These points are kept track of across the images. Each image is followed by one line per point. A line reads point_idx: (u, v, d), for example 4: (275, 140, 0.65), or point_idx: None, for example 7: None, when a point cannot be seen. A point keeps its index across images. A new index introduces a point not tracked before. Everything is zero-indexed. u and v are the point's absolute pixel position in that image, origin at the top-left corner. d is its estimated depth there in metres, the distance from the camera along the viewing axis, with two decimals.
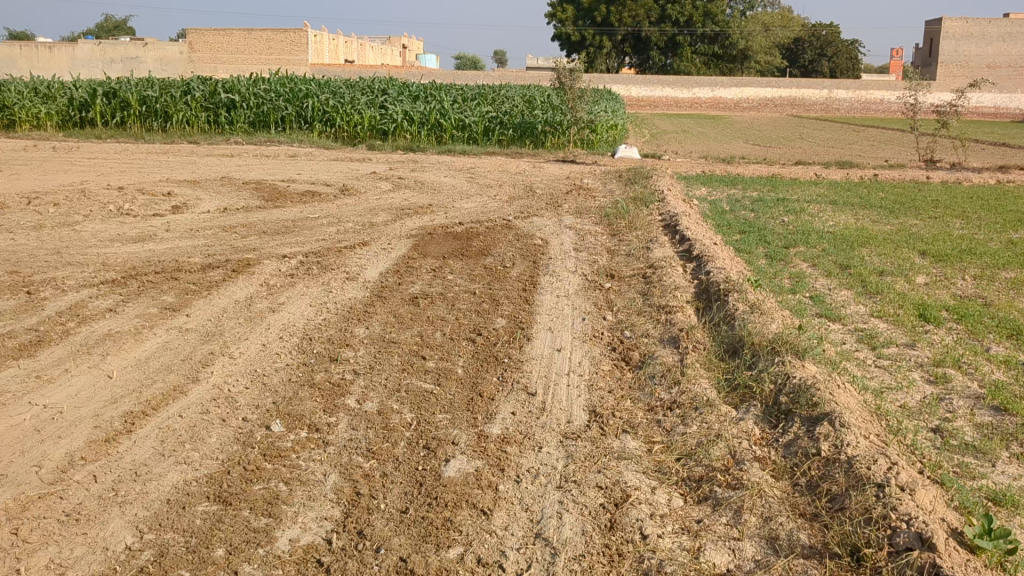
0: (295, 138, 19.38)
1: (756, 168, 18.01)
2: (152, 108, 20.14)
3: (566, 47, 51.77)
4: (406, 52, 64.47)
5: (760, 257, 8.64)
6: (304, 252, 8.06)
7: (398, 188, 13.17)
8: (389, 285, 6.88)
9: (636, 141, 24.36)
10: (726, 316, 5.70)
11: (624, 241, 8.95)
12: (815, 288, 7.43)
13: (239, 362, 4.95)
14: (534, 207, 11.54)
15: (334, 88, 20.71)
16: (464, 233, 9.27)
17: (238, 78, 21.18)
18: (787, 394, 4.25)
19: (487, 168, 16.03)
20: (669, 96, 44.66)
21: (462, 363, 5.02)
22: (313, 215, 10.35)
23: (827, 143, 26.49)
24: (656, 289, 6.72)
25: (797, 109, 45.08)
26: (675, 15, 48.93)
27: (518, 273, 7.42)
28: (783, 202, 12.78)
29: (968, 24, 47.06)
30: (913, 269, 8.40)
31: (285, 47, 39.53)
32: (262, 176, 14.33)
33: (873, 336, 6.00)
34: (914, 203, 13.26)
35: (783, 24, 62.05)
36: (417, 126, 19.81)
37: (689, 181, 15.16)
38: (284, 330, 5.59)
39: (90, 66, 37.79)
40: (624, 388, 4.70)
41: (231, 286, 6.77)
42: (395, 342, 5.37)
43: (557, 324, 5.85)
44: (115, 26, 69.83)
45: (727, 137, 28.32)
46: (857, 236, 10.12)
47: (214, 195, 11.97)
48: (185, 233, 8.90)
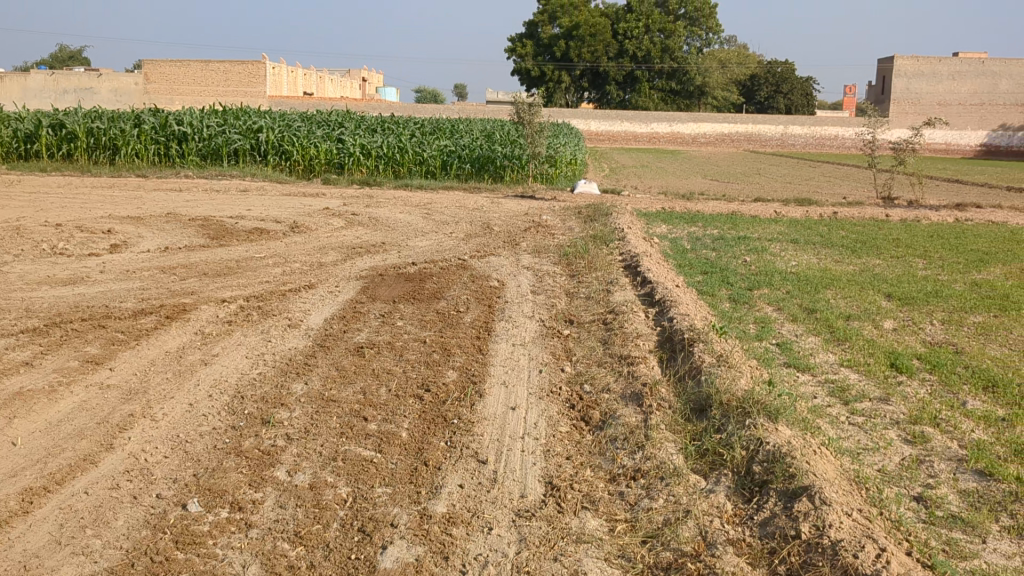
0: (247, 171, 18.85)
1: (716, 204, 17.82)
2: (100, 141, 19.52)
3: (526, 81, 52.13)
4: (366, 85, 64.21)
5: (723, 300, 8.34)
6: (245, 297, 7.59)
7: (350, 225, 12.72)
8: (333, 334, 6.44)
9: (596, 176, 24.20)
10: (692, 369, 5.35)
11: (583, 283, 8.61)
12: (782, 334, 7.13)
13: (160, 426, 4.48)
14: (490, 245, 11.19)
15: (289, 122, 20.33)
16: (416, 274, 8.86)
17: (190, 111, 20.69)
18: (761, 464, 3.90)
19: (444, 204, 15.66)
20: (628, 131, 44.84)
21: (408, 425, 4.59)
22: (258, 255, 9.88)
23: (784, 180, 26.53)
24: (617, 337, 6.36)
25: (754, 144, 45.45)
26: (633, 50, 49.50)
27: (471, 318, 7.03)
28: (743, 241, 12.58)
29: (919, 62, 47.88)
30: (880, 313, 8.16)
31: (243, 79, 38.94)
32: (210, 212, 13.78)
33: (845, 389, 5.69)
34: (875, 242, 13.12)
35: (740, 62, 62.88)
36: (373, 160, 19.45)
37: (649, 218, 14.92)
38: (214, 387, 5.13)
39: (43, 96, 37.26)
40: (584, 454, 4.32)
41: (162, 335, 6.29)
42: (335, 401, 4.93)
43: (513, 378, 5.45)
44: (69, 57, 68.83)
45: (687, 172, 28.28)
46: (820, 277, 9.89)
47: (156, 232, 11.45)
48: (120, 276, 8.37)
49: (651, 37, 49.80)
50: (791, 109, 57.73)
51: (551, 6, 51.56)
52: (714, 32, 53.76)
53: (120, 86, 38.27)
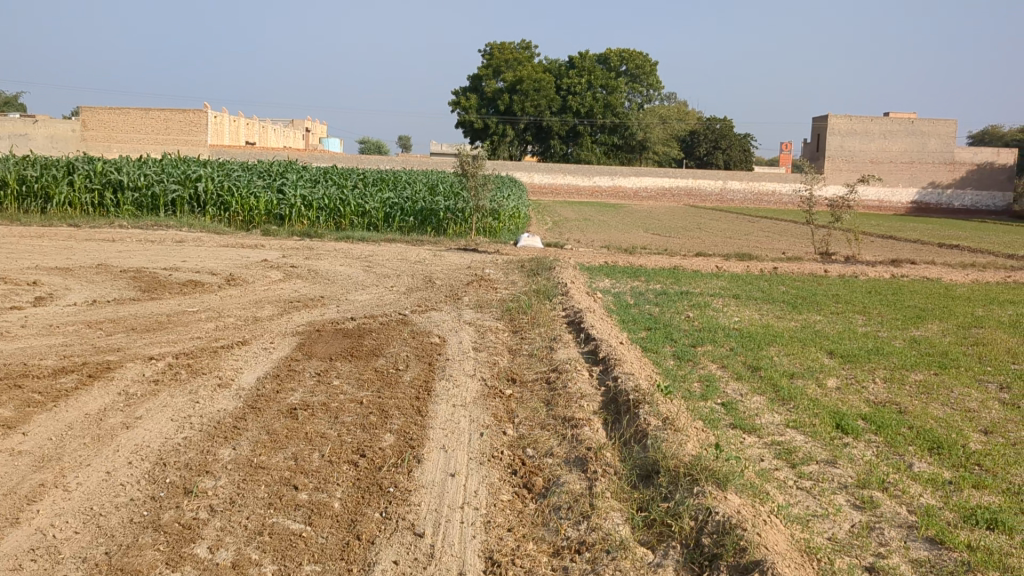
0: (184, 222, 18.46)
1: (658, 259, 17.88)
2: (31, 189, 19.00)
3: (470, 134, 52.38)
4: (309, 136, 63.99)
5: (668, 357, 8.24)
6: (174, 354, 7.28)
7: (289, 278, 12.45)
8: (266, 394, 6.17)
9: (539, 229, 24.20)
10: (638, 433, 5.20)
11: (526, 339, 8.47)
12: (727, 393, 7.03)
13: (73, 496, 4.18)
14: (431, 299, 11.01)
15: (228, 172, 20.03)
16: (355, 330, 8.62)
17: (127, 160, 20.26)
18: (710, 536, 3.77)
19: (386, 256, 15.46)
20: (570, 184, 45.23)
21: (340, 494, 4.35)
22: (191, 309, 9.56)
23: (725, 234, 26.83)
24: (561, 397, 6.19)
25: (694, 199, 46.14)
26: (576, 106, 50.33)
27: (411, 377, 6.80)
28: (686, 296, 12.56)
29: (852, 121, 49.27)
30: (822, 371, 8.12)
31: (183, 127, 38.51)
32: (144, 264, 13.38)
33: (791, 452, 5.59)
34: (815, 298, 13.20)
35: (680, 118, 64.08)
36: (315, 212, 19.22)
37: (593, 272, 14.88)
38: (135, 453, 4.83)
39: None
40: (526, 524, 4.13)
41: (82, 396, 5.95)
42: (263, 468, 4.67)
43: (453, 442, 5.23)
44: (6, 102, 67.68)
45: (629, 226, 28.47)
46: (762, 334, 9.87)
47: (85, 285, 11.05)
48: (43, 331, 8.00)
49: (594, 92, 50.92)
50: (730, 164, 58.82)
51: (495, 61, 52.04)
52: (654, 89, 54.82)
53: (56, 134, 37.32)
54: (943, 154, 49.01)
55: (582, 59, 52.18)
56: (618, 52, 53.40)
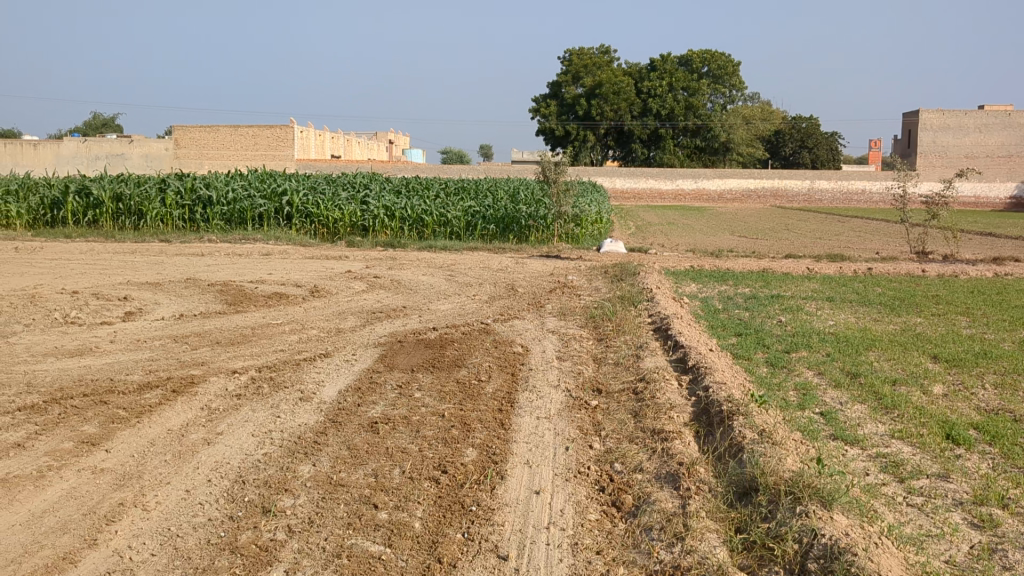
0: (271, 235, 18.70)
1: (745, 261, 17.37)
2: (125, 206, 19.52)
3: (550, 140, 52.33)
4: (393, 148, 64.74)
5: (760, 364, 7.88)
6: (257, 367, 7.26)
7: (372, 289, 12.43)
8: (347, 408, 6.05)
9: (622, 234, 23.84)
10: (734, 447, 4.91)
11: (612, 347, 8.21)
12: (825, 402, 6.66)
13: (152, 517, 4.13)
14: (514, 307, 10.82)
15: (313, 185, 20.23)
16: (437, 340, 8.49)
17: (216, 175, 20.67)
18: (816, 561, 3.52)
19: (468, 265, 15.36)
20: (653, 188, 44.70)
21: (421, 513, 4.19)
22: (275, 321, 9.60)
23: (814, 235, 26.06)
24: (649, 408, 5.93)
25: (780, 200, 45.05)
26: (657, 108, 49.71)
27: (494, 389, 6.61)
28: (777, 299, 12.13)
29: (945, 115, 47.60)
30: (927, 377, 7.65)
31: (271, 143, 39.27)
32: (231, 277, 13.55)
33: (899, 465, 5.21)
34: (915, 299, 12.58)
35: (764, 118, 62.84)
36: (398, 222, 19.27)
37: (679, 276, 14.51)
38: (214, 471, 4.76)
39: (75, 163, 37.01)
40: (615, 546, 3.90)
41: (165, 411, 5.94)
42: (343, 485, 4.54)
43: (537, 457, 5.02)
44: (104, 124, 70.17)
45: (715, 229, 27.91)
46: (860, 338, 9.40)
47: (174, 299, 11.22)
48: (131, 346, 8.09)
49: (675, 95, 50.02)
50: (817, 163, 57.28)
51: (574, 66, 51.81)
52: (737, 89, 53.82)
53: (151, 152, 38.39)
54: None
55: (664, 62, 51.56)
56: (701, 53, 52.47)
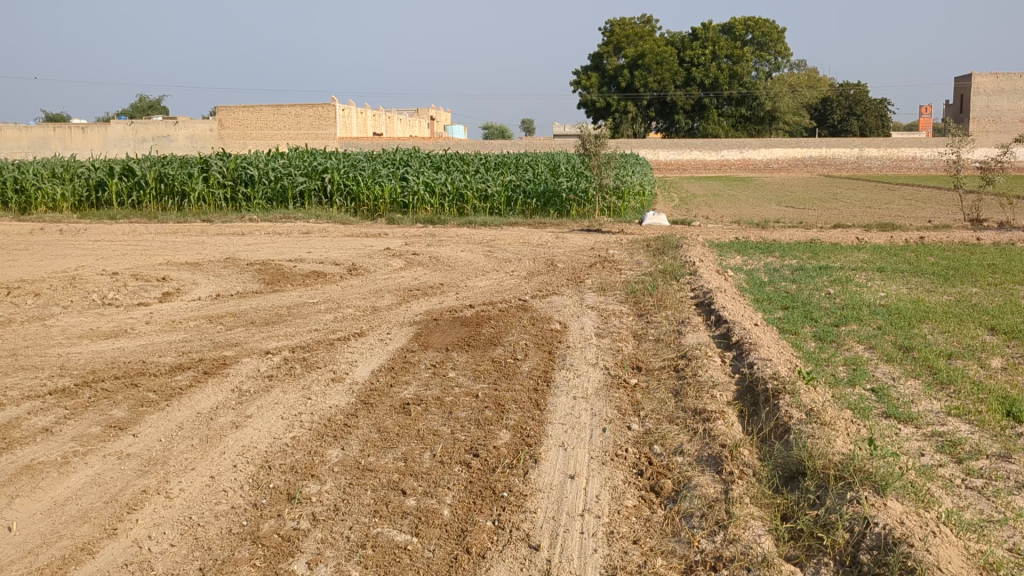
0: (312, 213, 18.65)
1: (791, 232, 16.95)
2: (169, 187, 19.58)
3: (592, 113, 51.76)
4: (434, 124, 64.54)
5: (807, 338, 7.60)
6: (290, 347, 7.15)
7: (410, 266, 12.29)
8: (378, 389, 5.90)
9: (666, 207, 23.44)
10: (780, 428, 4.67)
11: (653, 323, 7.97)
12: (876, 378, 6.38)
13: (175, 505, 4.03)
14: (553, 283, 10.60)
15: (353, 162, 20.14)
16: (474, 317, 8.32)
17: (257, 154, 20.65)
18: (869, 552, 3.29)
19: (508, 240, 15.16)
20: (698, 160, 44.18)
21: (450, 499, 4.02)
22: (311, 300, 9.50)
23: (864, 204, 25.42)
24: (690, 387, 5.69)
25: (828, 169, 44.11)
26: (700, 77, 48.91)
27: (530, 368, 6.42)
28: (825, 271, 11.76)
29: (999, 78, 46.18)
30: (985, 350, 7.30)
31: (313, 121, 39.32)
32: (270, 256, 13.50)
33: (956, 445, 4.92)
34: (970, 268, 12.11)
35: (811, 85, 61.50)
36: (438, 198, 19.10)
37: (723, 249, 14.18)
38: (240, 456, 4.64)
39: (123, 145, 37.48)
40: (654, 535, 3.70)
41: (195, 394, 5.85)
42: (371, 470, 4.39)
43: (572, 439, 4.82)
44: (150, 106, 70.92)
45: (761, 200, 27.37)
46: (912, 309, 9.05)
47: (212, 279, 11.18)
48: (166, 327, 8.04)
49: (718, 63, 49.16)
50: (865, 130, 55.95)
51: (616, 37, 51.22)
52: (782, 56, 52.76)
53: (196, 133, 38.68)
54: None
55: (706, 30, 50.66)
56: (745, 20, 51.45)
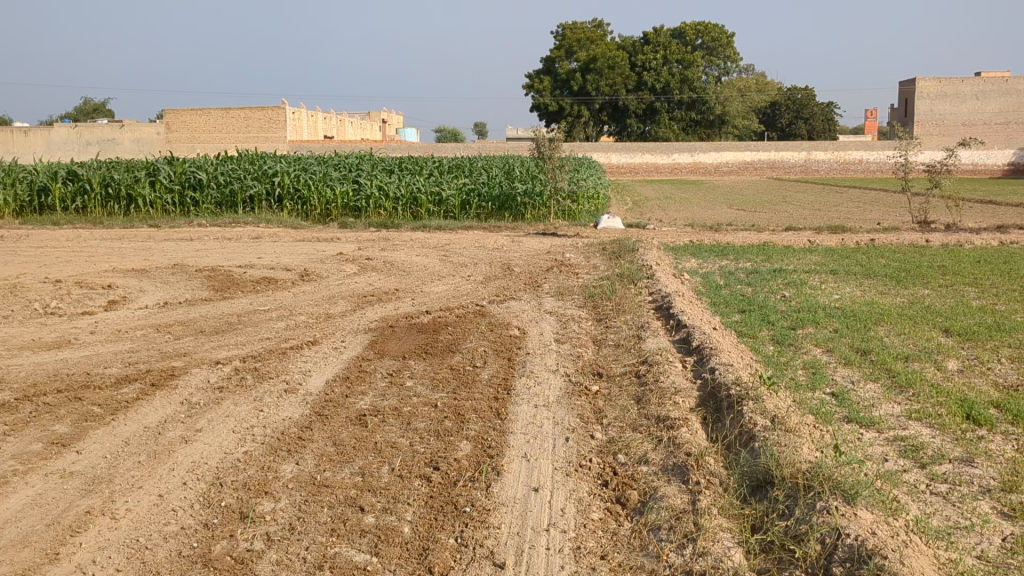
0: (262, 218, 18.33)
1: (745, 235, 17.03)
2: (114, 191, 19.11)
3: (545, 116, 51.81)
4: (386, 127, 64.12)
5: (766, 342, 7.58)
6: (241, 357, 6.94)
7: (363, 272, 12.10)
8: (334, 400, 5.74)
9: (619, 210, 23.48)
10: (744, 435, 4.61)
11: (612, 328, 7.90)
12: (836, 381, 6.37)
13: (121, 526, 3.84)
14: (509, 288, 10.49)
15: (304, 166, 19.86)
16: (430, 324, 8.17)
17: (205, 158, 20.26)
18: (842, 565, 3.23)
19: (462, 244, 15.03)
20: (649, 163, 44.41)
21: (411, 516, 3.88)
22: (262, 307, 9.28)
23: (814, 206, 25.70)
24: (652, 393, 5.61)
25: (777, 172, 44.60)
26: (652, 81, 49.21)
27: (489, 375, 6.31)
28: (780, 273, 11.81)
29: (942, 83, 47.10)
30: (940, 352, 7.34)
31: (263, 124, 38.80)
32: (219, 262, 13.20)
33: (919, 449, 4.90)
34: (920, 270, 12.26)
35: (760, 89, 62.21)
36: (392, 202, 18.88)
37: (678, 252, 14.19)
38: (190, 472, 4.45)
39: (67, 149, 36.57)
40: (621, 550, 3.60)
41: (143, 407, 5.63)
42: (327, 486, 4.24)
43: (535, 450, 4.71)
44: (93, 109, 69.53)
45: (713, 203, 27.55)
46: (868, 312, 9.10)
47: (159, 286, 10.88)
48: (111, 337, 7.77)
49: (669, 68, 49.54)
50: (813, 134, 56.80)
51: (567, 41, 51.37)
52: (732, 61, 53.32)
53: (143, 136, 37.89)
54: None
55: (657, 34, 51.03)
56: (694, 25, 51.93)
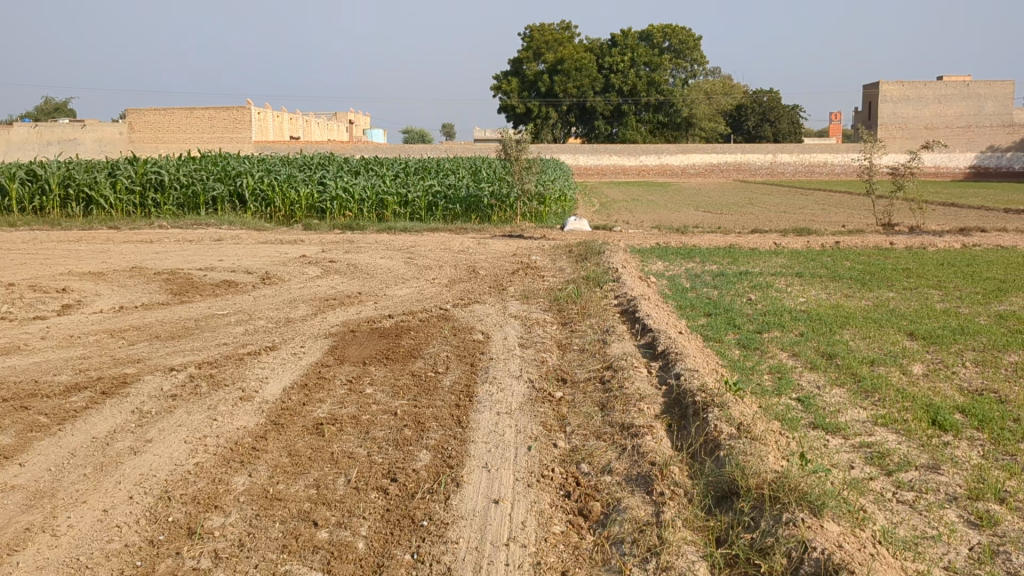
0: (225, 219, 18.05)
1: (711, 238, 17.02)
2: (73, 192, 18.72)
3: (512, 118, 51.72)
4: (353, 128, 63.74)
5: (732, 346, 7.51)
6: (197, 363, 6.76)
7: (327, 274, 11.92)
8: (290, 408, 5.58)
9: (586, 212, 23.41)
10: (710, 444, 4.52)
11: (577, 332, 7.80)
12: (802, 386, 6.31)
13: (62, 543, 3.67)
14: (475, 291, 10.38)
15: (269, 167, 19.60)
16: (392, 329, 8.03)
17: (167, 159, 19.93)
18: None
19: (428, 247, 14.87)
20: (616, 165, 44.49)
21: (365, 531, 3.75)
22: (222, 311, 9.08)
23: (781, 209, 25.81)
24: (617, 400, 5.51)
25: (743, 174, 44.84)
26: (619, 84, 49.30)
27: (451, 382, 6.18)
28: (746, 276, 11.78)
29: (905, 86, 47.61)
30: (905, 356, 7.32)
31: (229, 125, 38.33)
32: (180, 265, 12.95)
33: (885, 456, 4.84)
34: (885, 272, 12.30)
35: (727, 92, 62.58)
36: (357, 203, 18.68)
37: (645, 254, 14.14)
38: (138, 486, 4.28)
39: (27, 149, 35.88)
40: (584, 565, 3.49)
41: (91, 417, 5.44)
42: (280, 499, 4.08)
43: (496, 459, 4.59)
44: (55, 108, 68.41)
45: (680, 205, 27.59)
46: (834, 315, 9.08)
47: (116, 290, 10.63)
48: (64, 343, 7.54)
49: (636, 70, 49.67)
50: (778, 137, 57.22)
51: (535, 43, 51.39)
52: (699, 64, 53.60)
53: (105, 137, 37.27)
54: (1001, 116, 47.17)
55: (624, 37, 51.21)
56: (662, 28, 52.15)
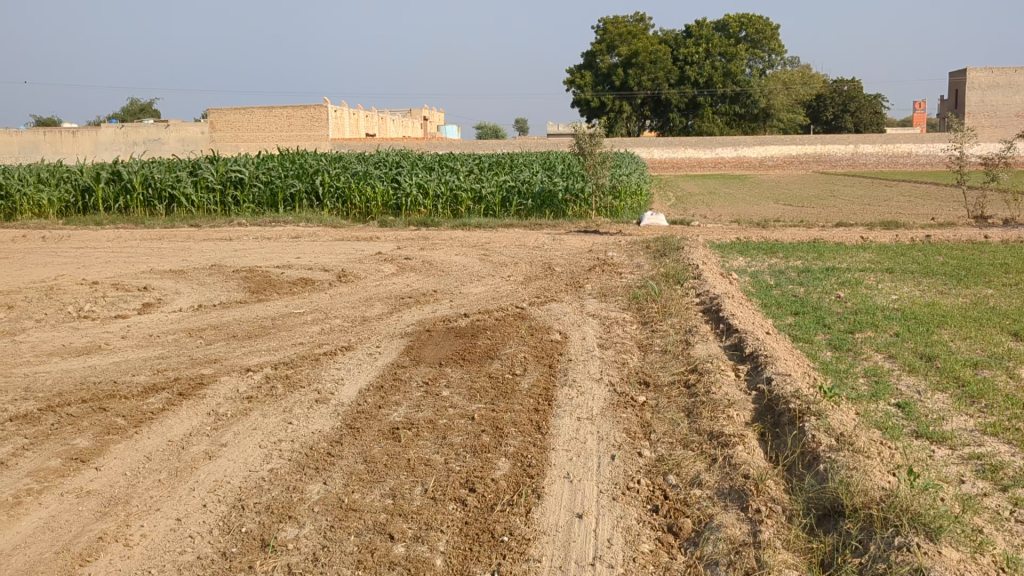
0: (302, 216, 18.18)
1: (793, 232, 16.52)
2: (156, 191, 19.03)
3: (586, 111, 51.31)
4: (427, 124, 64.09)
5: (823, 347, 7.15)
6: (273, 364, 6.69)
7: (401, 272, 11.84)
8: (366, 411, 5.45)
9: (662, 206, 23.01)
10: (808, 456, 4.24)
11: (659, 332, 7.53)
12: (901, 391, 5.94)
13: (134, 555, 3.58)
14: (551, 288, 10.17)
15: (345, 165, 19.67)
16: (468, 328, 7.86)
17: (246, 157, 20.15)
18: None
19: (503, 243, 14.72)
20: (692, 158, 43.84)
21: (444, 546, 3.57)
22: (298, 310, 9.03)
23: (865, 201, 24.99)
24: (704, 405, 5.25)
25: (824, 165, 43.66)
26: (694, 76, 48.49)
27: (529, 384, 5.98)
28: (833, 272, 11.32)
29: (994, 73, 45.82)
30: (1011, 358, 6.86)
31: (305, 123, 39.13)
32: (257, 262, 13.03)
33: (999, 469, 4.49)
34: (980, 268, 11.68)
35: (806, 81, 61.12)
36: (432, 200, 18.63)
37: (724, 249, 13.74)
38: (212, 493, 4.19)
39: (114, 149, 36.41)
40: None
41: (168, 419, 5.40)
42: (355, 510, 3.94)
43: (579, 469, 4.38)
44: (140, 109, 70.35)
45: (758, 198, 26.95)
46: (929, 313, 8.61)
47: (195, 288, 10.70)
48: (143, 342, 7.56)
49: (712, 61, 48.81)
50: (859, 127, 55.50)
51: (609, 35, 50.88)
52: (776, 53, 52.40)
53: (187, 136, 37.89)
54: None
55: (699, 27, 50.36)
56: (738, 17, 51.18)
